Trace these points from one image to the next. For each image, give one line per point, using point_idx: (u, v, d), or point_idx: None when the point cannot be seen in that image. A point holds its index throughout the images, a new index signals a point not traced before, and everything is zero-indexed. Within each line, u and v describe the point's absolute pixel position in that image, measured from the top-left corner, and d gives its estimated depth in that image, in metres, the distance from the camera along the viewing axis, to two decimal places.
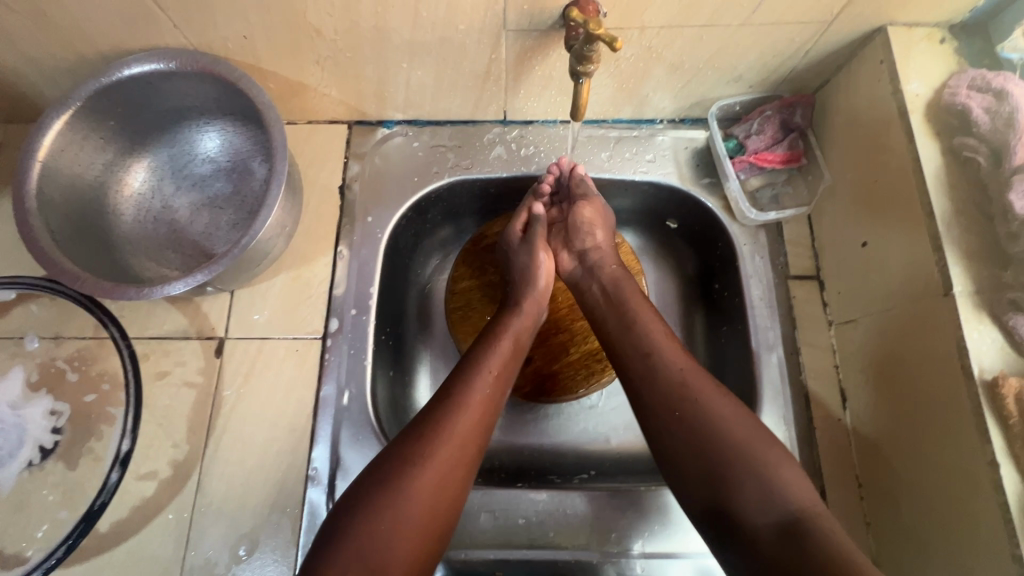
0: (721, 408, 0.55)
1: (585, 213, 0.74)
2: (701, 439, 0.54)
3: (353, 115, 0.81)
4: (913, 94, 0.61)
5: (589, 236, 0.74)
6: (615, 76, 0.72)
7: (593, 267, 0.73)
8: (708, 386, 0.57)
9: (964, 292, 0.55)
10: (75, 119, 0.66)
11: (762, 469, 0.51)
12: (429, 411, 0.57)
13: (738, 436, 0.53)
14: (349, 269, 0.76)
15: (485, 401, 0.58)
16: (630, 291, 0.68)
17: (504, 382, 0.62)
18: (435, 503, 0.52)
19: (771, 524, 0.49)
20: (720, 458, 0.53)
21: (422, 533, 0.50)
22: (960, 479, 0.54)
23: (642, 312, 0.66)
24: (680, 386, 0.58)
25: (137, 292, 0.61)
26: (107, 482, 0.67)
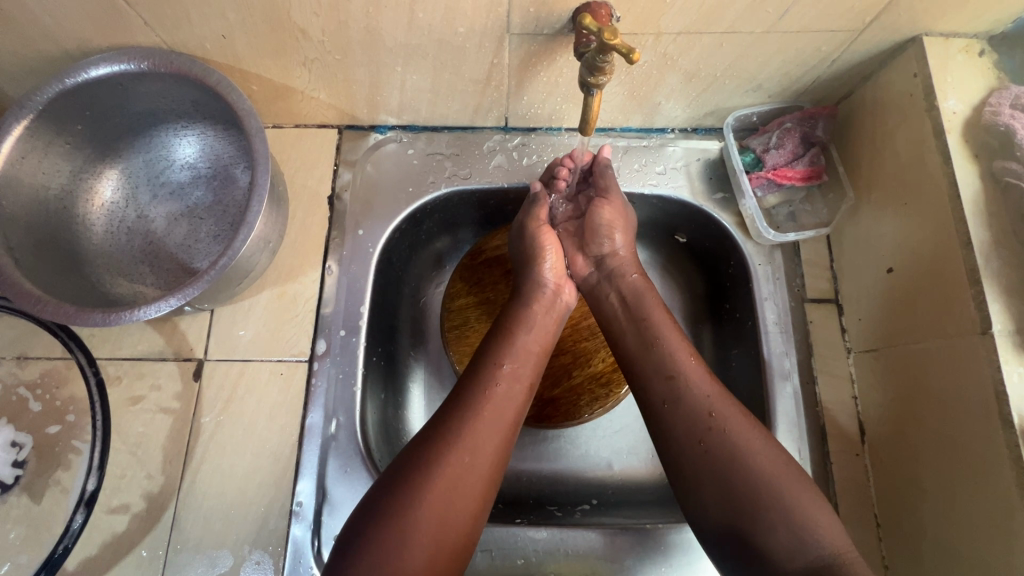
0: (750, 441, 0.51)
1: (604, 213, 0.68)
2: (727, 474, 0.50)
3: (344, 119, 0.75)
4: (950, 112, 0.57)
5: (609, 239, 0.68)
6: (626, 84, 0.67)
7: (613, 273, 0.67)
8: (734, 412, 0.53)
9: (1004, 331, 0.51)
10: (36, 125, 0.60)
11: (792, 510, 0.47)
12: (433, 430, 0.53)
13: (767, 474, 0.49)
14: (338, 285, 0.71)
15: (497, 415, 0.54)
16: (651, 300, 0.63)
17: (518, 390, 0.57)
18: (446, 526, 0.48)
19: (799, 571, 0.46)
20: (748, 496, 0.49)
21: (432, 558, 0.47)
22: (993, 529, 0.50)
23: (664, 324, 0.61)
24: (703, 416, 0.53)
25: (105, 317, 0.55)
26: (72, 524, 0.62)
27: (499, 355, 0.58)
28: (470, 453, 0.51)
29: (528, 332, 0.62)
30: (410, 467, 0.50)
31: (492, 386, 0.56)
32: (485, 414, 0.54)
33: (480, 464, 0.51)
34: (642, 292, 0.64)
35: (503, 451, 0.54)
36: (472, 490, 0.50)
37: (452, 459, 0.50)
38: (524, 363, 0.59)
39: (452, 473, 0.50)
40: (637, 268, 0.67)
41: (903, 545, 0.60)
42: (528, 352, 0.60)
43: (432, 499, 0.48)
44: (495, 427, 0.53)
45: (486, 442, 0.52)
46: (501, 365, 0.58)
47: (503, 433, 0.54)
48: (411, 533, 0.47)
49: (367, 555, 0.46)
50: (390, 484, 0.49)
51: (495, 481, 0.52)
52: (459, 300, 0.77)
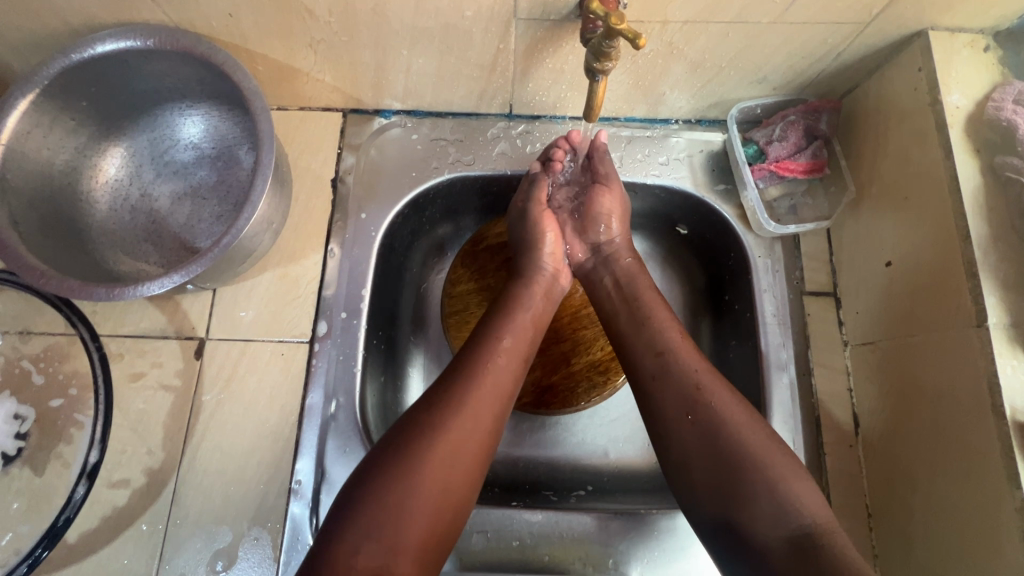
0: (735, 414, 0.52)
1: (604, 202, 0.69)
2: (716, 447, 0.51)
3: (348, 102, 0.75)
4: (954, 106, 0.57)
5: (607, 227, 0.69)
6: (631, 72, 0.67)
7: (609, 259, 0.68)
8: (719, 386, 0.54)
9: (999, 325, 0.51)
10: (42, 99, 0.60)
11: (773, 481, 0.48)
12: (435, 395, 0.53)
13: (750, 445, 0.50)
14: (340, 268, 0.71)
15: (497, 384, 0.55)
16: (643, 285, 0.64)
17: (517, 361, 0.58)
18: (448, 486, 0.49)
19: (781, 541, 0.46)
20: (734, 466, 0.49)
21: (434, 517, 0.47)
22: (982, 520, 0.51)
23: (656, 306, 0.62)
24: (690, 389, 0.54)
25: (108, 292, 0.56)
26: (73, 496, 0.62)
27: (499, 331, 0.59)
28: (471, 423, 0.52)
29: (526, 311, 0.62)
30: (407, 435, 0.50)
31: (491, 359, 0.56)
32: (485, 383, 0.54)
33: (478, 434, 0.52)
34: (635, 277, 0.65)
35: (500, 423, 0.54)
36: (470, 460, 0.50)
37: (454, 428, 0.51)
38: (522, 338, 0.60)
39: (452, 442, 0.50)
40: (631, 253, 0.69)
41: (893, 536, 0.60)
42: (526, 329, 0.61)
43: (433, 461, 0.48)
44: (492, 399, 0.54)
45: (485, 411, 0.53)
46: (502, 340, 0.58)
47: (500, 406, 0.54)
48: (411, 499, 0.47)
49: (365, 518, 0.45)
50: (390, 450, 0.49)
51: (490, 453, 0.53)
52: (461, 286, 0.77)
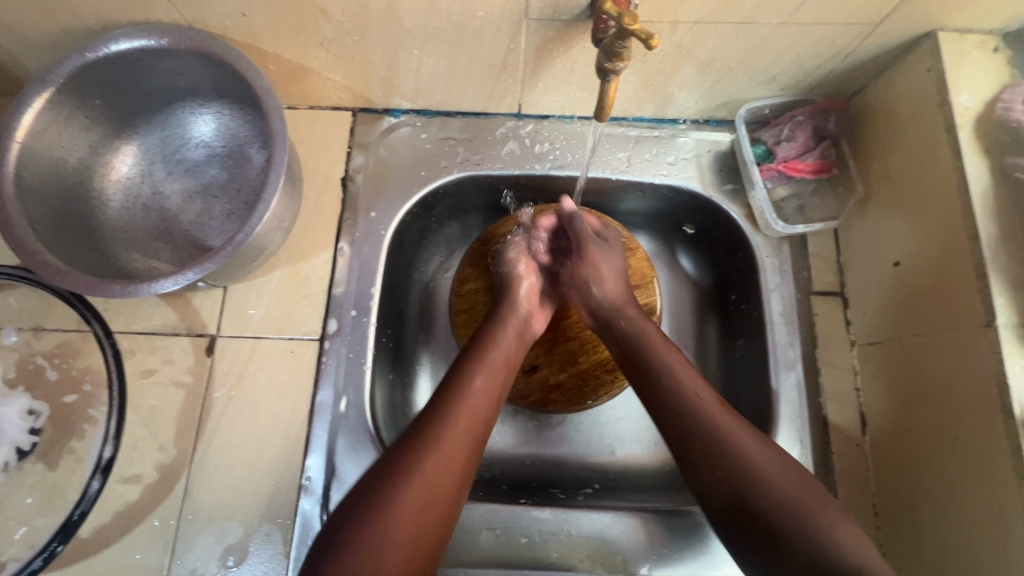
0: (755, 454, 0.51)
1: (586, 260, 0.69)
2: (750, 491, 0.49)
3: (358, 102, 0.76)
4: (963, 106, 0.58)
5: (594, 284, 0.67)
6: (640, 72, 0.67)
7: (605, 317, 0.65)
8: (743, 434, 0.52)
9: (1008, 324, 0.51)
10: (57, 97, 0.61)
11: (816, 523, 0.47)
12: (408, 436, 0.53)
13: (784, 487, 0.49)
14: (350, 266, 0.72)
15: (468, 423, 0.55)
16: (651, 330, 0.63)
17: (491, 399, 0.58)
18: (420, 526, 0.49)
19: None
20: (771, 509, 0.48)
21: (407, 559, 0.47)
22: (990, 521, 0.51)
23: (663, 348, 0.60)
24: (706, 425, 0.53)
25: (123, 289, 0.56)
26: (88, 490, 0.63)
27: (472, 370, 0.59)
28: (445, 466, 0.51)
29: (498, 348, 0.62)
30: (381, 480, 0.50)
31: (465, 397, 0.56)
32: (457, 422, 0.54)
33: (452, 476, 0.52)
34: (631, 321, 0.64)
35: (472, 466, 0.54)
36: (443, 504, 0.51)
37: (428, 471, 0.50)
38: (495, 377, 0.60)
39: (428, 486, 0.50)
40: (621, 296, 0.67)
41: (901, 537, 0.61)
42: (500, 366, 0.61)
43: (404, 503, 0.48)
44: (464, 438, 0.54)
45: (456, 450, 0.53)
46: (475, 381, 0.58)
47: (473, 449, 0.54)
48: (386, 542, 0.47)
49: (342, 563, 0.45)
50: (364, 494, 0.49)
51: (462, 495, 0.53)
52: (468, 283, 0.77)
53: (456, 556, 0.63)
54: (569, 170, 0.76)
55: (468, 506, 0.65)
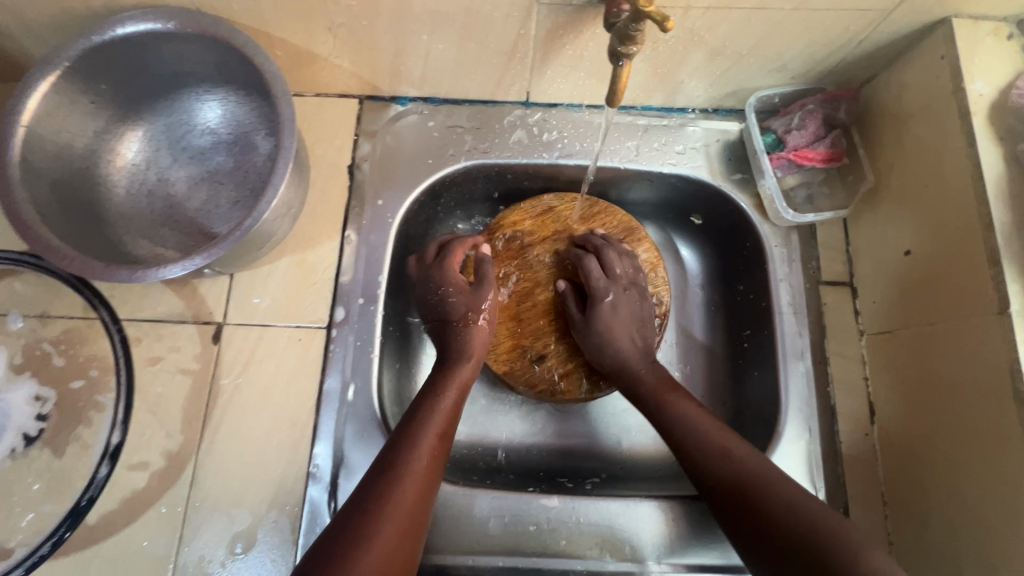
0: (775, 480, 0.53)
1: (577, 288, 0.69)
2: (782, 518, 0.50)
3: (365, 89, 0.75)
4: (977, 94, 0.57)
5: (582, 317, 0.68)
6: (650, 59, 0.66)
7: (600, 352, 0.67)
8: (756, 461, 0.55)
9: (1021, 312, 0.51)
10: (63, 81, 0.60)
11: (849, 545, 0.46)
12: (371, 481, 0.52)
13: (813, 510, 0.50)
14: (357, 254, 0.71)
15: (423, 466, 0.54)
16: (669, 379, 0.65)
17: (447, 440, 0.58)
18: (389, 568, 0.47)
19: None
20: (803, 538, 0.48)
21: None
22: (1003, 508, 0.51)
23: (680, 396, 0.63)
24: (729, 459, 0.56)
25: (131, 274, 0.56)
26: (96, 476, 0.63)
27: (423, 411, 0.59)
28: (406, 508, 0.51)
29: (454, 386, 0.62)
30: (351, 520, 0.48)
31: (421, 437, 0.56)
32: (414, 464, 0.54)
33: (411, 516, 0.51)
34: (644, 374, 0.65)
35: (428, 508, 0.53)
36: (405, 546, 0.49)
37: (392, 512, 0.50)
38: (450, 417, 0.60)
39: (395, 526, 0.49)
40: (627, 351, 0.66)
41: (909, 525, 0.61)
42: (454, 405, 0.61)
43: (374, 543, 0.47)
44: (422, 479, 0.53)
45: (413, 490, 0.52)
46: (433, 423, 0.58)
47: (427, 493, 0.54)
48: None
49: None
50: (330, 537, 0.47)
51: (420, 538, 0.52)
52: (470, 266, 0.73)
53: (464, 544, 0.62)
54: (577, 158, 0.76)
55: (477, 493, 0.64)
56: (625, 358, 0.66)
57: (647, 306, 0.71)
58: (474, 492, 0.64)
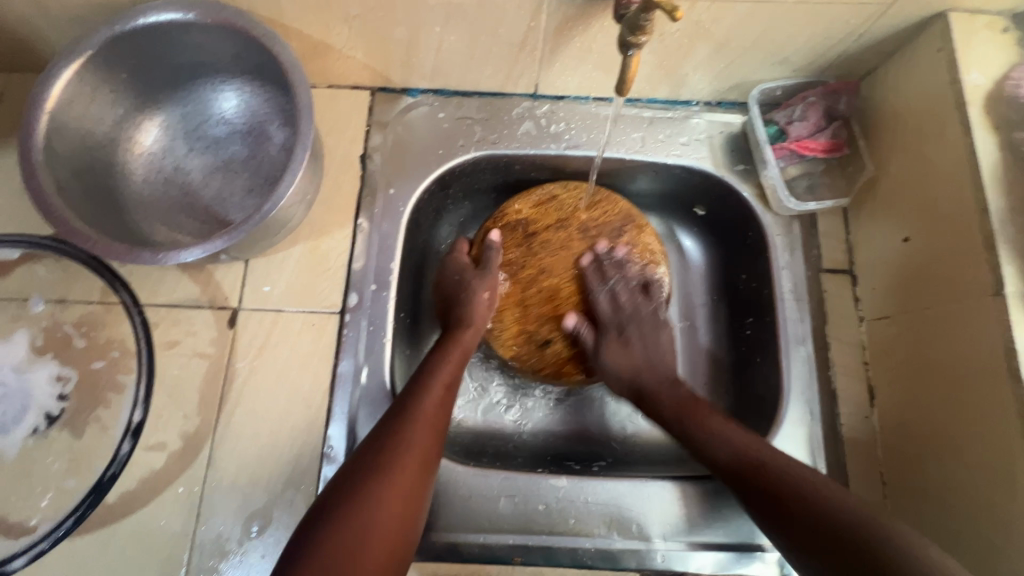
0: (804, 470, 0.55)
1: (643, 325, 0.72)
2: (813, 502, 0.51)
3: (377, 80, 0.77)
4: (973, 85, 0.59)
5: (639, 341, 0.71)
6: (657, 51, 0.68)
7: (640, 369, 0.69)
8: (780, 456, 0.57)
9: (1015, 293, 0.53)
10: (86, 69, 0.61)
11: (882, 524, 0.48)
12: (380, 431, 0.55)
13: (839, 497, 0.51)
14: (369, 241, 0.73)
15: (433, 416, 0.56)
16: (690, 400, 0.65)
17: (454, 393, 0.61)
18: (401, 508, 0.50)
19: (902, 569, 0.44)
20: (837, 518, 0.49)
21: (390, 539, 0.48)
22: (998, 482, 0.53)
23: (708, 414, 0.63)
24: (770, 470, 0.56)
25: (152, 256, 0.57)
26: (117, 453, 0.64)
27: (432, 368, 0.62)
28: (417, 454, 0.53)
29: (458, 348, 0.65)
30: (365, 470, 0.50)
31: (428, 391, 0.58)
32: (424, 412, 0.56)
33: (423, 463, 0.53)
34: (663, 397, 0.67)
35: (439, 452, 0.56)
36: (419, 489, 0.52)
37: (405, 457, 0.52)
38: (453, 371, 0.62)
39: (406, 472, 0.51)
40: (639, 380, 0.69)
41: (907, 501, 0.63)
42: (458, 365, 0.64)
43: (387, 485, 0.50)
44: (432, 426, 0.56)
45: (424, 435, 0.55)
46: (439, 376, 0.61)
47: (438, 440, 0.56)
48: (366, 540, 0.46)
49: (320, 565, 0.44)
50: (342, 489, 0.49)
51: (432, 481, 0.54)
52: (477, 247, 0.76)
53: (476, 522, 0.64)
54: (584, 149, 0.77)
55: (488, 473, 0.66)
56: (641, 387, 0.69)
57: (663, 335, 0.72)
58: (485, 472, 0.66)
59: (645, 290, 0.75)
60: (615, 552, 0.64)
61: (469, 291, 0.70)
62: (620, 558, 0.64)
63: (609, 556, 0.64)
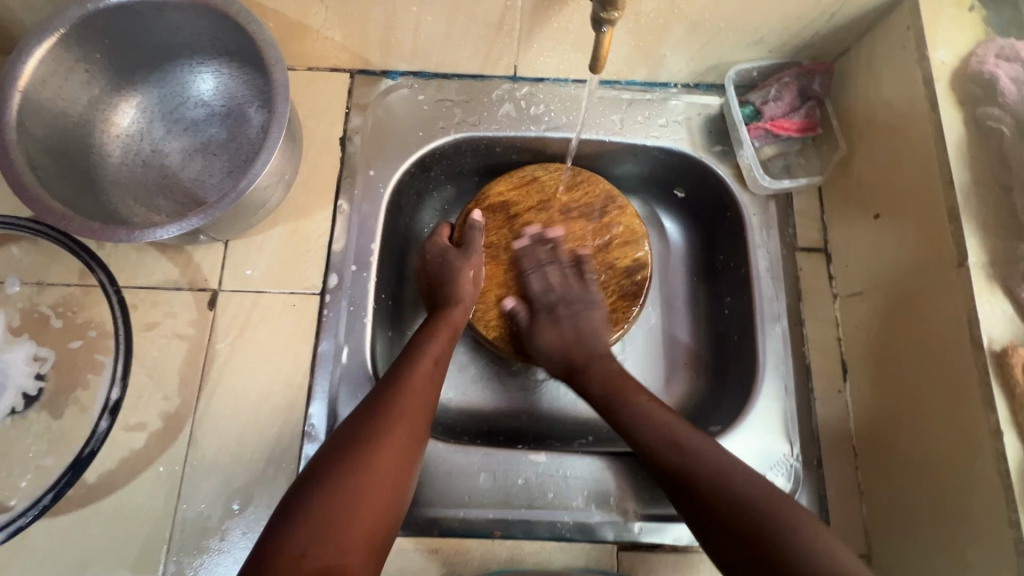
0: (661, 413, 0.60)
1: (580, 311, 0.71)
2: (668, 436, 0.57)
3: (357, 63, 0.77)
4: (939, 62, 0.60)
5: (570, 325, 0.70)
6: (633, 32, 0.69)
7: (581, 345, 0.69)
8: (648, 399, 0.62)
9: (978, 264, 0.54)
10: (60, 47, 0.61)
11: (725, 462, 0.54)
12: (369, 403, 0.55)
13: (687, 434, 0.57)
14: (350, 223, 0.73)
15: (422, 389, 0.57)
16: (620, 377, 0.65)
17: (444, 366, 0.62)
18: (392, 474, 0.50)
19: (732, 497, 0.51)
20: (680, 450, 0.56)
21: (381, 505, 0.48)
22: (962, 449, 0.54)
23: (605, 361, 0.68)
24: (638, 412, 0.61)
25: (127, 234, 0.57)
26: (97, 431, 0.64)
27: (421, 343, 0.63)
28: (405, 423, 0.53)
29: (446, 325, 0.66)
30: (353, 436, 0.51)
31: (416, 365, 0.59)
32: (413, 383, 0.57)
33: (412, 434, 0.53)
34: (593, 371, 0.66)
35: (429, 425, 0.56)
36: (408, 455, 0.52)
37: (393, 426, 0.53)
38: (442, 344, 0.63)
39: (394, 439, 0.52)
40: (571, 352, 0.69)
41: (878, 470, 0.64)
42: (447, 340, 0.64)
43: (376, 452, 0.50)
44: (422, 398, 0.57)
45: (413, 406, 0.55)
46: (428, 351, 0.61)
47: (428, 410, 0.57)
48: (355, 502, 0.46)
49: (310, 523, 0.44)
50: (329, 456, 0.50)
51: (421, 452, 0.54)
52: (459, 230, 0.76)
53: (456, 497, 0.65)
54: (563, 131, 0.78)
55: (468, 449, 0.67)
56: (573, 363, 0.68)
57: (594, 313, 0.71)
58: (465, 448, 0.67)
59: (627, 269, 0.75)
60: (593, 524, 0.65)
61: (450, 271, 0.71)
62: (598, 531, 0.65)
63: (587, 529, 0.65)
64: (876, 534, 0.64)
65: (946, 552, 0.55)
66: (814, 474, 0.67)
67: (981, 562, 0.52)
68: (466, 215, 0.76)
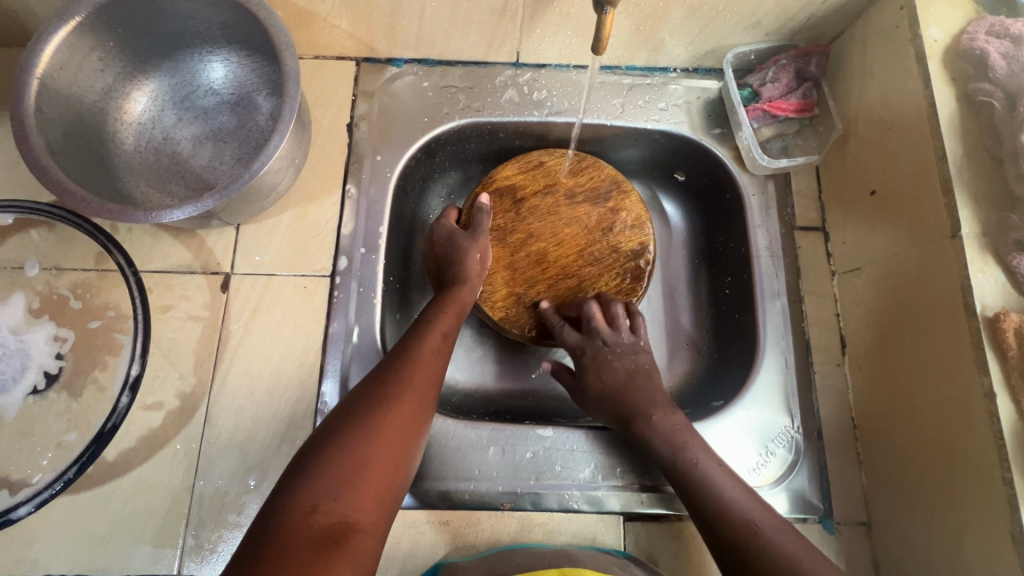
0: (724, 482, 0.58)
1: (628, 356, 0.68)
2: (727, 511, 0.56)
3: (362, 50, 0.78)
4: (932, 40, 0.62)
5: (622, 370, 0.67)
6: (633, 17, 0.70)
7: (643, 398, 0.65)
8: (715, 465, 0.59)
9: (971, 234, 0.56)
10: (78, 34, 0.63)
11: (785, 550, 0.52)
12: (380, 372, 0.57)
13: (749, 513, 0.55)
14: (358, 206, 0.75)
15: (432, 361, 0.59)
16: (686, 430, 0.62)
17: (452, 341, 0.64)
18: (402, 444, 0.51)
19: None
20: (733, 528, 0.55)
21: (391, 469, 0.49)
22: (955, 411, 0.56)
23: (663, 413, 0.64)
24: (703, 477, 0.59)
25: (144, 215, 0.58)
26: (117, 407, 0.66)
27: (429, 319, 0.64)
28: (414, 392, 0.55)
29: (454, 302, 0.68)
30: (367, 401, 0.53)
31: (426, 338, 0.61)
32: (423, 357, 0.59)
33: (419, 403, 0.55)
34: (652, 418, 0.63)
35: (437, 396, 0.58)
36: (416, 424, 0.54)
37: (403, 395, 0.54)
38: (450, 321, 0.65)
39: (405, 408, 0.53)
40: (624, 396, 0.65)
41: (876, 439, 0.66)
42: (456, 316, 0.66)
43: (387, 419, 0.52)
44: (431, 371, 0.58)
45: (422, 379, 0.57)
46: (437, 326, 0.63)
47: (435, 384, 0.58)
48: (367, 465, 0.48)
49: (323, 482, 0.45)
50: (342, 420, 0.51)
51: (428, 422, 0.56)
52: (467, 213, 0.77)
53: (467, 470, 0.67)
54: (565, 116, 0.79)
55: (477, 425, 0.69)
56: (625, 413, 0.65)
57: (641, 356, 0.69)
58: (473, 424, 0.69)
59: (631, 250, 0.77)
60: (600, 496, 0.67)
61: (459, 252, 0.72)
62: (605, 502, 0.66)
63: (595, 500, 0.66)
64: (876, 502, 0.66)
65: (938, 513, 0.58)
66: (813, 445, 0.69)
67: (973, 520, 0.54)
68: (473, 199, 0.78)
